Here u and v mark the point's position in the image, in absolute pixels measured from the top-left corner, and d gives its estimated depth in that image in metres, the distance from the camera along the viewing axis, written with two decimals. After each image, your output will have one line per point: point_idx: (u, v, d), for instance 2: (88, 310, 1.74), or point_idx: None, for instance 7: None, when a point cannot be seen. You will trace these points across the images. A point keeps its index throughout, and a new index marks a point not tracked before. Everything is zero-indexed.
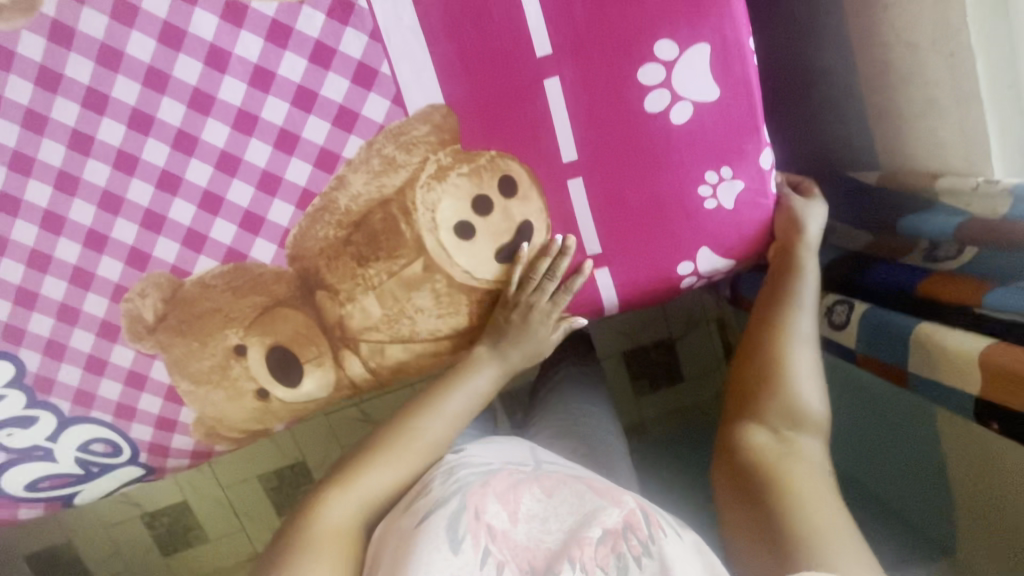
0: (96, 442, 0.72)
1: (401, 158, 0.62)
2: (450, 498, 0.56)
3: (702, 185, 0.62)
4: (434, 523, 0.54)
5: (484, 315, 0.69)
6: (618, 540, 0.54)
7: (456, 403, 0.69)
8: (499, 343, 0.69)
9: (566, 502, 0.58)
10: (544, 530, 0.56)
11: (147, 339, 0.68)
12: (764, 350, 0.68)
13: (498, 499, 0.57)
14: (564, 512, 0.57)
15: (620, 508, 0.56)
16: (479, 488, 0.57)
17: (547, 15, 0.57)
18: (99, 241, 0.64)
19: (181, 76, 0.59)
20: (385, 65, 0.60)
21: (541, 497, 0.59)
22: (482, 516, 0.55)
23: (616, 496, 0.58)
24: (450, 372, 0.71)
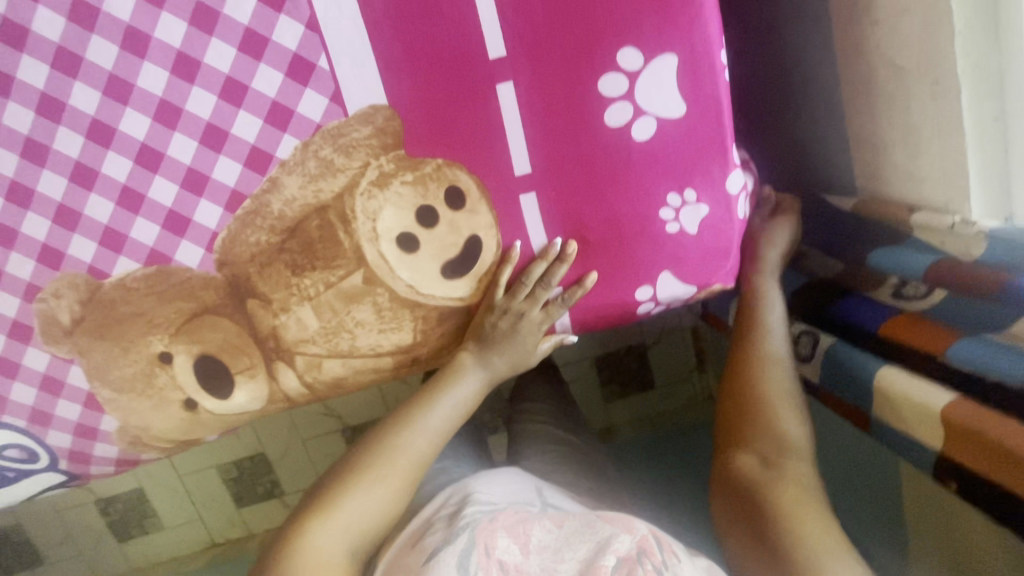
0: (10, 447, 0.67)
1: (339, 162, 0.57)
2: (460, 533, 0.55)
3: (663, 209, 0.57)
4: (442, 560, 0.52)
5: (469, 324, 0.64)
6: (632, 566, 0.52)
7: (438, 416, 0.64)
8: (486, 348, 0.64)
9: (577, 532, 0.57)
10: (557, 560, 0.54)
11: (64, 342, 0.63)
12: (747, 373, 0.64)
13: (508, 532, 0.56)
14: (577, 543, 0.55)
15: (632, 535, 0.55)
16: (488, 524, 0.56)
17: (501, 14, 0.52)
18: (8, 236, 0.59)
19: (95, 60, 0.54)
20: (323, 59, 0.54)
21: (553, 530, 0.58)
22: (493, 552, 0.53)
23: (629, 523, 0.57)
24: (433, 380, 0.65)
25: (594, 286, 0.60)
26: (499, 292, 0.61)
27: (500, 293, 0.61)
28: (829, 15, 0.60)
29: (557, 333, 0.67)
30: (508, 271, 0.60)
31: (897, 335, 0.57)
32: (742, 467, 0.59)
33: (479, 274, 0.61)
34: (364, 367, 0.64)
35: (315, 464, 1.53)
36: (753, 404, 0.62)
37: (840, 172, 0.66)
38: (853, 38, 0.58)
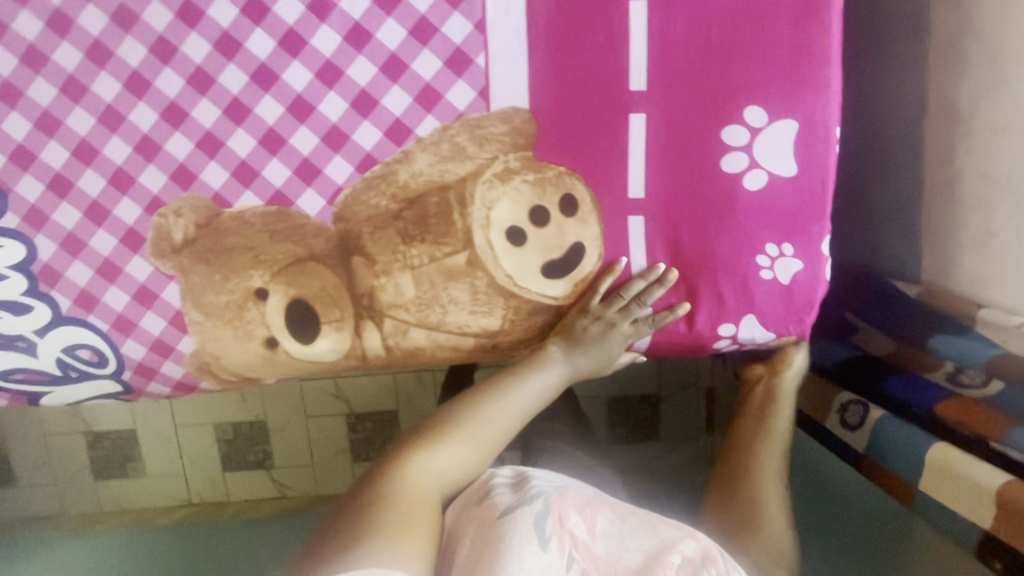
0: (83, 347, 0.69)
1: (472, 150, 0.62)
2: (535, 496, 0.59)
3: (760, 256, 0.61)
4: (520, 518, 0.56)
5: (559, 321, 0.67)
6: (698, 568, 0.58)
7: (523, 396, 0.68)
8: (573, 345, 0.68)
9: (639, 528, 0.63)
10: (621, 548, 0.60)
11: (169, 259, 0.66)
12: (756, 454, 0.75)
13: (578, 511, 0.61)
14: (640, 537, 0.61)
15: (698, 543, 0.61)
16: (559, 497, 0.61)
17: (649, 53, 0.58)
18: (151, 149, 0.63)
19: (281, 13, 0.59)
20: (481, 56, 0.59)
21: (614, 518, 0.63)
22: (566, 523, 0.58)
23: (692, 530, 0.63)
24: (516, 365, 0.69)
25: (684, 314, 0.64)
26: (594, 300, 0.65)
27: (594, 300, 0.65)
28: (925, 122, 0.66)
29: (633, 352, 0.70)
30: (607, 285, 0.64)
31: (955, 415, 0.60)
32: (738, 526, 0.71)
33: (577, 280, 0.65)
34: (442, 341, 0.68)
35: (311, 443, 1.51)
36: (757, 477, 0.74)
37: (911, 261, 0.71)
38: (949, 144, 0.64)
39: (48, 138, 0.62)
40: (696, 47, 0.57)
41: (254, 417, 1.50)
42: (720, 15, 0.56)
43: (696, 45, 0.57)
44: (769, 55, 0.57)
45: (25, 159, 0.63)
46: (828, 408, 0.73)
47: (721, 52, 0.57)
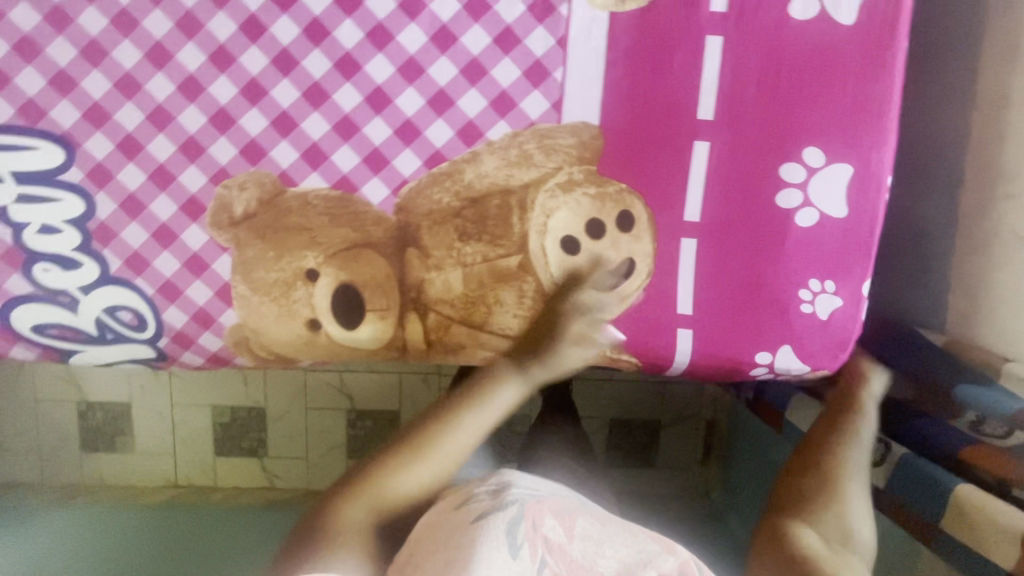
0: (124, 309, 0.69)
1: (538, 158, 0.64)
2: (512, 502, 0.63)
3: (803, 291, 0.64)
4: (493, 524, 0.60)
5: (472, 318, 0.68)
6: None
7: (466, 427, 0.69)
8: (527, 362, 0.69)
9: (618, 535, 0.66)
10: (597, 552, 0.62)
11: (225, 231, 0.66)
12: (838, 463, 0.70)
13: (553, 516, 0.64)
14: (618, 544, 0.64)
15: (676, 557, 0.63)
16: (536, 504, 0.64)
17: (720, 87, 0.61)
18: (225, 122, 0.64)
19: (372, 8, 0.61)
20: (559, 71, 0.62)
21: (590, 522, 0.66)
22: (540, 528, 0.62)
23: (670, 544, 0.65)
24: (467, 389, 0.70)
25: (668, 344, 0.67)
26: (522, 293, 0.67)
27: (496, 291, 0.67)
28: (962, 181, 0.70)
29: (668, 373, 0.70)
30: (527, 288, 0.66)
31: (978, 459, 0.62)
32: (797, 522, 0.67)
33: (622, 297, 0.66)
34: (483, 341, 0.69)
35: (308, 436, 1.50)
36: (832, 481, 0.69)
37: (936, 312, 0.74)
38: (984, 203, 0.67)
39: (125, 100, 0.63)
40: (765, 85, 0.60)
41: (253, 403, 1.48)
42: (791, 59, 0.60)
43: (765, 84, 0.60)
44: (832, 101, 0.60)
45: (99, 118, 0.64)
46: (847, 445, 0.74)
47: (788, 94, 0.60)
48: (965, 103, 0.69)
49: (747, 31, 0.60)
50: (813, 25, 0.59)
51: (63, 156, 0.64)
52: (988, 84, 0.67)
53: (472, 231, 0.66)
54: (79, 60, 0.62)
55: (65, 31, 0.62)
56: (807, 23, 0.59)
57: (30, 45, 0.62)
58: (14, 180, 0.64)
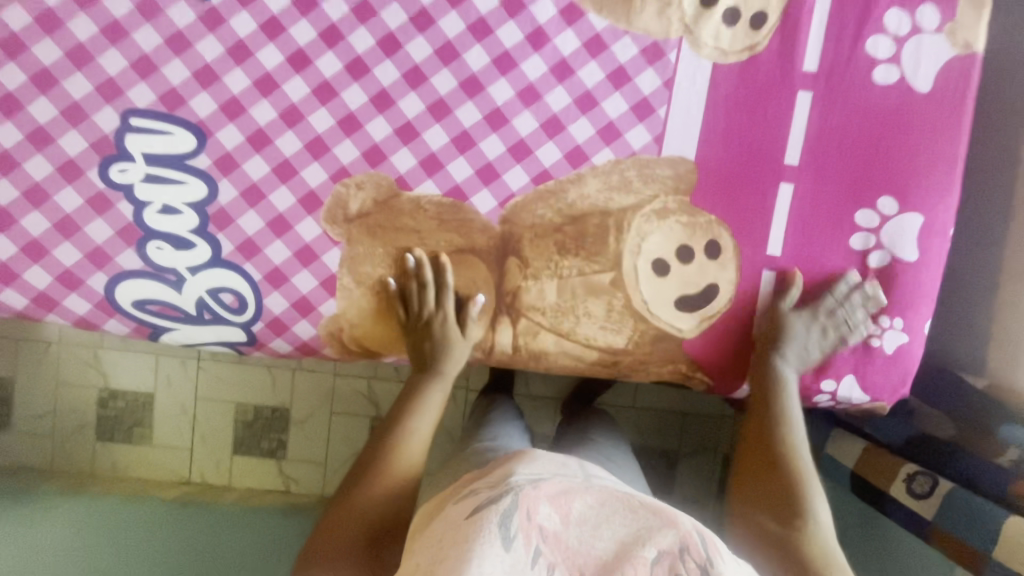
0: (227, 292, 0.72)
1: (637, 185, 0.69)
2: (501, 497, 0.54)
3: (870, 325, 0.70)
4: (486, 516, 0.52)
5: (417, 344, 0.72)
6: (675, 562, 0.50)
7: (426, 420, 0.71)
8: (432, 364, 0.72)
9: (619, 513, 0.55)
10: (595, 537, 0.53)
11: (339, 226, 0.70)
12: (772, 448, 0.70)
13: (550, 501, 0.55)
14: (618, 523, 0.54)
15: (675, 529, 0.53)
16: (532, 490, 0.55)
17: (807, 136, 0.68)
18: (352, 126, 0.69)
19: (501, 38, 0.68)
20: (663, 108, 0.69)
21: (593, 503, 0.56)
22: (534, 518, 0.53)
23: (671, 516, 0.54)
24: (409, 388, 0.73)
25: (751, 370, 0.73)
26: (430, 301, 0.71)
27: (423, 313, 0.71)
28: (1005, 239, 0.78)
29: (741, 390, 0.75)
30: (474, 312, 0.72)
31: None
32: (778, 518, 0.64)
33: (704, 319, 0.71)
34: (568, 349, 0.73)
35: (330, 440, 1.49)
36: (778, 462, 0.68)
37: (977, 356, 0.81)
38: None
39: (261, 97, 0.68)
40: (847, 138, 0.68)
41: (277, 403, 1.48)
42: (872, 118, 0.67)
43: (847, 137, 0.68)
44: (905, 157, 0.67)
45: (234, 112, 0.68)
46: (895, 476, 0.80)
47: (868, 148, 0.67)
48: (1010, 171, 0.78)
49: (834, 90, 0.67)
50: (893, 89, 0.67)
51: (194, 144, 0.68)
52: None
53: (406, 250, 0.71)
54: (224, 57, 0.67)
55: (214, 30, 0.66)
56: (888, 87, 0.67)
57: (180, 40, 0.66)
58: (145, 162, 0.68)
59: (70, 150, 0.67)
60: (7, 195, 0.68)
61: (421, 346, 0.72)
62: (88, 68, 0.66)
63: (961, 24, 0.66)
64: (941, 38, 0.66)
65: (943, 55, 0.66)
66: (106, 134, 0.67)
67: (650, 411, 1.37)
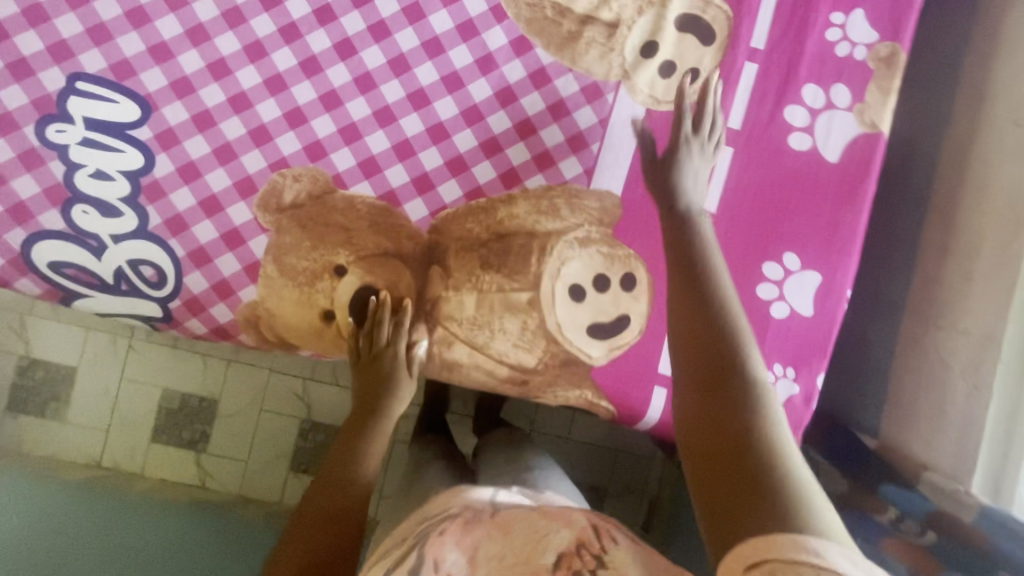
0: (147, 265, 0.72)
1: (564, 213, 0.73)
2: (411, 551, 0.61)
3: (767, 372, 0.73)
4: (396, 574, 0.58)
5: (372, 377, 0.74)
6: (572, 560, 0.56)
7: (375, 454, 0.70)
8: (382, 404, 0.74)
9: (522, 535, 0.59)
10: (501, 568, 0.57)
11: (270, 214, 0.72)
12: (718, 345, 0.53)
13: (456, 545, 0.60)
14: (518, 544, 0.58)
15: (570, 528, 0.59)
16: (438, 537, 0.61)
17: (726, 188, 0.72)
18: (297, 119, 0.71)
19: (452, 58, 0.71)
20: (597, 145, 0.73)
21: (498, 537, 0.60)
22: (441, 565, 0.58)
23: (567, 517, 0.61)
24: (354, 430, 0.72)
25: (654, 415, 0.75)
26: (381, 336, 0.73)
27: (376, 346, 0.73)
28: (904, 309, 0.83)
29: (644, 423, 0.76)
30: (418, 355, 0.74)
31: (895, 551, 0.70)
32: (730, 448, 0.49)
33: (612, 348, 0.73)
34: (480, 363, 0.74)
35: (255, 437, 1.45)
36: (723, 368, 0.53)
37: (871, 416, 0.85)
38: (921, 332, 0.81)
39: (212, 80, 0.70)
40: (760, 194, 0.72)
41: (205, 393, 1.44)
42: (783, 178, 0.72)
43: (760, 193, 0.72)
44: (812, 219, 0.72)
45: (183, 90, 0.70)
46: None
47: (778, 206, 0.72)
48: (914, 248, 0.84)
49: (752, 148, 0.72)
50: (804, 155, 0.72)
51: (138, 115, 0.69)
52: (932, 236, 0.81)
53: (367, 281, 0.73)
54: (181, 37, 0.69)
55: (175, 10, 0.68)
56: (801, 153, 0.72)
57: (140, 14, 0.68)
58: (85, 126, 0.69)
59: (10, 104, 0.67)
60: None
61: (372, 378, 0.74)
62: (43, 27, 0.67)
63: (870, 105, 0.72)
64: (851, 115, 0.72)
65: (852, 131, 0.72)
66: (49, 93, 0.68)
67: (581, 443, 1.38)
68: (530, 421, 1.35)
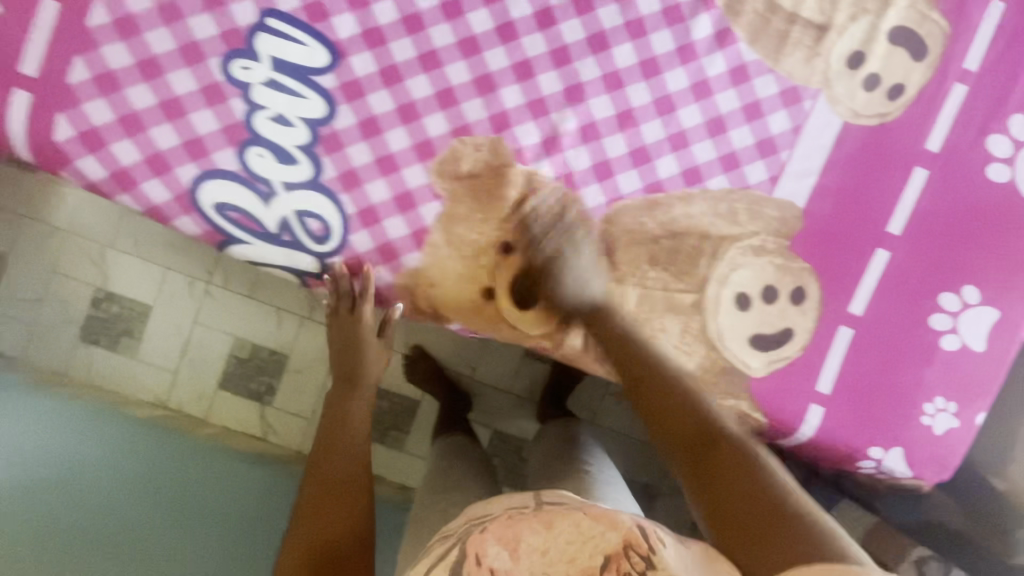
0: (314, 219, 0.70)
1: (743, 219, 0.71)
2: (454, 547, 0.56)
3: (927, 404, 0.72)
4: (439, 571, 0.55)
5: (346, 342, 0.91)
6: (619, 562, 0.50)
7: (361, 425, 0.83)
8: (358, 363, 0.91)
9: (565, 533, 0.52)
10: (547, 567, 0.50)
11: (446, 181, 0.69)
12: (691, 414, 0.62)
13: (499, 539, 0.53)
14: (563, 542, 0.51)
15: (618, 529, 0.51)
16: (481, 533, 0.55)
17: (914, 211, 0.70)
18: (487, 86, 0.68)
19: (653, 41, 0.68)
20: (786, 152, 0.70)
21: (540, 530, 0.52)
22: (484, 560, 0.52)
23: (615, 517, 0.53)
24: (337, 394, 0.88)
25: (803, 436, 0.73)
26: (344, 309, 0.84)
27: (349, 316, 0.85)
28: None
29: (792, 440, 0.73)
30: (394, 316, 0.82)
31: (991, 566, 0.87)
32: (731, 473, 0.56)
33: (772, 360, 0.72)
34: None
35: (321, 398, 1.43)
36: (713, 435, 0.60)
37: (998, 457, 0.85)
38: None
39: (405, 34, 0.66)
40: (948, 221, 0.70)
41: (276, 347, 1.42)
42: (976, 209, 0.70)
43: (948, 220, 0.70)
44: (996, 254, 0.71)
45: (374, 41, 0.66)
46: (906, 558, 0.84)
47: (965, 237, 0.70)
48: None
49: (948, 174, 0.70)
50: (1000, 187, 0.70)
51: (325, 61, 0.66)
52: None
53: (532, 262, 0.71)
54: None
55: None
56: (996, 185, 0.70)
57: None
58: (271, 65, 0.66)
59: (198, 33, 0.64)
60: (118, 60, 0.63)
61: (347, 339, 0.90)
62: None
63: None
64: None
65: None
66: (239, 27, 0.65)
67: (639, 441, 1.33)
68: (592, 413, 1.31)
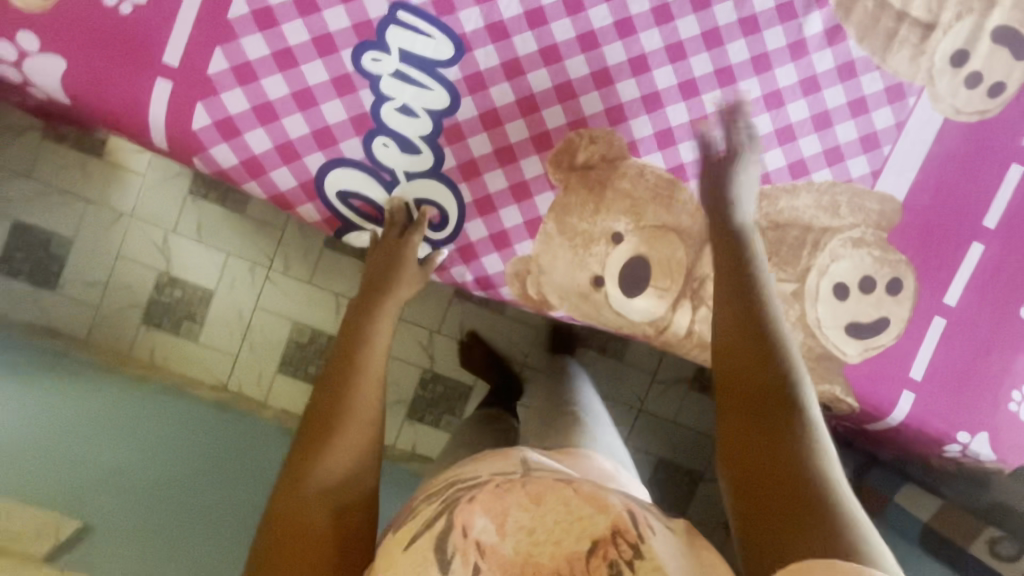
0: (432, 206, 0.74)
1: (845, 211, 0.74)
2: (442, 514, 0.46)
3: (1015, 391, 0.75)
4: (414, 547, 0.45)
5: (384, 264, 0.75)
6: (607, 548, 0.41)
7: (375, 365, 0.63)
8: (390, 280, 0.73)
9: (552, 510, 0.43)
10: (532, 544, 0.42)
11: (562, 172, 0.72)
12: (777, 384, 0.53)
13: (486, 508, 0.44)
14: (550, 521, 0.43)
15: (607, 512, 0.43)
16: (467, 503, 0.45)
17: (1008, 206, 0.74)
18: (604, 80, 0.70)
19: (767, 38, 0.70)
20: (888, 147, 0.73)
21: (526, 507, 0.44)
22: (469, 533, 0.43)
23: (604, 499, 0.44)
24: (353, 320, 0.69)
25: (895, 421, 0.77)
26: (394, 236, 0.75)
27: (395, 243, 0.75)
28: None
29: (884, 423, 0.77)
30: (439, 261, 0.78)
31: None
32: (775, 449, 0.49)
33: (868, 347, 0.75)
34: None
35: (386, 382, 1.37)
36: (780, 413, 0.51)
37: None
38: None
39: (527, 28, 0.67)
40: None
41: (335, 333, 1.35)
42: None
43: None
44: None
45: (497, 35, 0.67)
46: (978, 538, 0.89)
47: None
48: None
49: None
50: None
51: (450, 53, 0.67)
52: None
53: (642, 250, 0.74)
54: None
55: None
56: None
57: None
58: (398, 58, 0.67)
59: (330, 25, 0.65)
60: (255, 52, 0.65)
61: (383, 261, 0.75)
62: None
63: None
64: None
65: None
66: (370, 19, 0.65)
67: (691, 429, 1.30)
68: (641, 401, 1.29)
